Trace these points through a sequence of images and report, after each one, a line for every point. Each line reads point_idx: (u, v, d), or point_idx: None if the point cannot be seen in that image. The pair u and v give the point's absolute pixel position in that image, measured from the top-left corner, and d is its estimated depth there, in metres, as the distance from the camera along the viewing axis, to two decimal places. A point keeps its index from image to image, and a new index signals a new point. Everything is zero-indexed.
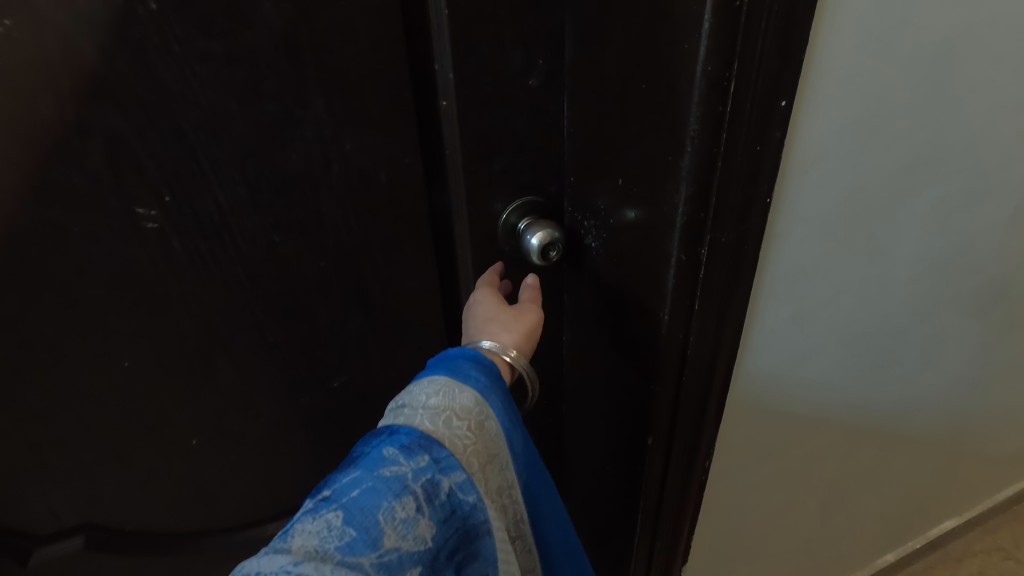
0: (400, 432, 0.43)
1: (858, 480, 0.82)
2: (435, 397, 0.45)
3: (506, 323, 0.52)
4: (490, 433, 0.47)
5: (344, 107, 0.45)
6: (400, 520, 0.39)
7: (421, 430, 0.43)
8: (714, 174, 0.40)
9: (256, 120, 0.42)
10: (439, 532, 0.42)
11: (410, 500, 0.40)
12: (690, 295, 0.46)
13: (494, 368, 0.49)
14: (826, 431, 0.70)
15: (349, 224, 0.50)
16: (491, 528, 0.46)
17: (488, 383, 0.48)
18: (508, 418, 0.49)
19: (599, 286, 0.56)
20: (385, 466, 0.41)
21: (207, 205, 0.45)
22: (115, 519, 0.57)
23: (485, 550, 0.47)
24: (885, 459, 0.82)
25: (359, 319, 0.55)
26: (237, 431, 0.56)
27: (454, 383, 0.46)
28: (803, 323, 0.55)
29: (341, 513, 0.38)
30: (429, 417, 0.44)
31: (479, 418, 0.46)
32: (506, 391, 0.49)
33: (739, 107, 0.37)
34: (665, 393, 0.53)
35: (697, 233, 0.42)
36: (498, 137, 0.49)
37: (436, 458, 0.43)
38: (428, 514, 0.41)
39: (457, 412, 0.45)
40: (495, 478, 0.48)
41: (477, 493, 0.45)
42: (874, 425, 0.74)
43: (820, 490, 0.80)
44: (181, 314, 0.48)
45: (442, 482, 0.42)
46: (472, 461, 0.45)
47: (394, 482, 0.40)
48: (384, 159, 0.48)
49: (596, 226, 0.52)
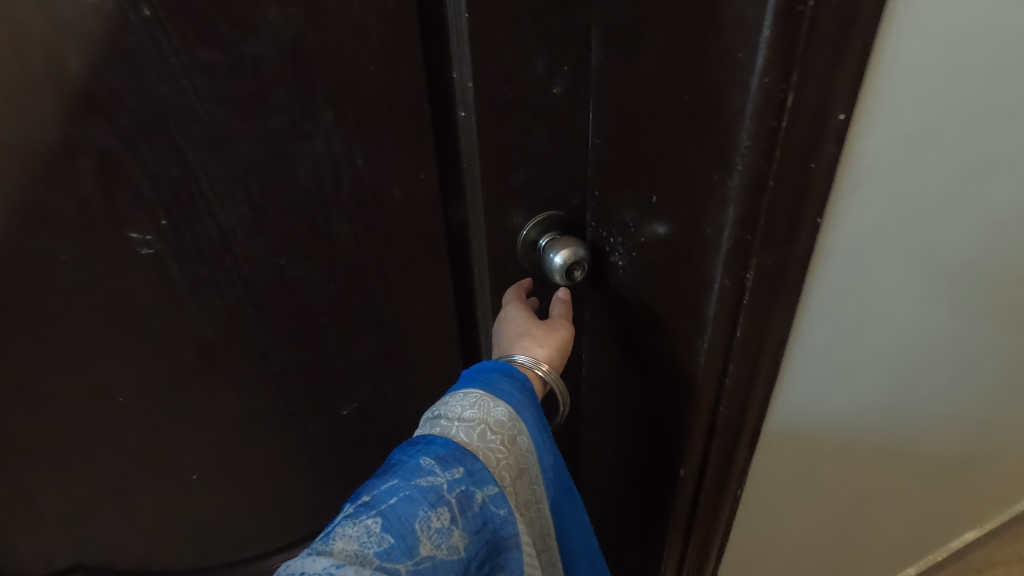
0: (436, 442, 0.42)
1: (888, 496, 0.79)
2: (470, 409, 0.44)
3: (536, 336, 0.49)
4: (523, 448, 0.45)
5: (355, 120, 0.41)
6: (434, 530, 0.38)
7: (456, 442, 0.42)
8: (764, 194, 0.36)
9: (260, 136, 0.39)
10: (472, 543, 0.41)
11: (445, 511, 0.39)
12: (731, 321, 0.43)
13: (527, 384, 0.47)
14: (860, 450, 0.67)
15: (360, 245, 0.46)
16: (518, 542, 0.44)
17: (522, 398, 0.46)
18: (541, 434, 0.47)
19: (625, 305, 0.52)
20: (421, 475, 0.40)
21: (207, 227, 0.41)
22: (113, 558, 0.53)
23: (511, 561, 0.44)
24: (917, 475, 0.79)
25: (370, 343, 0.52)
26: (241, 463, 0.53)
27: (488, 396, 0.45)
28: (845, 343, 0.52)
29: (379, 520, 0.37)
30: (464, 429, 0.43)
31: (513, 433, 0.44)
32: (538, 408, 0.47)
33: (795, 121, 0.34)
34: (699, 422, 0.50)
35: (743, 256, 0.39)
36: (519, 150, 0.45)
37: (470, 471, 0.41)
38: (461, 525, 0.40)
39: (491, 426, 0.43)
40: (525, 493, 0.46)
41: (508, 505, 0.43)
42: (908, 441, 0.71)
43: (850, 508, 0.76)
44: (180, 344, 0.45)
45: (474, 494, 0.41)
46: (504, 475, 0.43)
47: (429, 492, 0.39)
48: (398, 174, 0.45)
49: (623, 242, 0.49)
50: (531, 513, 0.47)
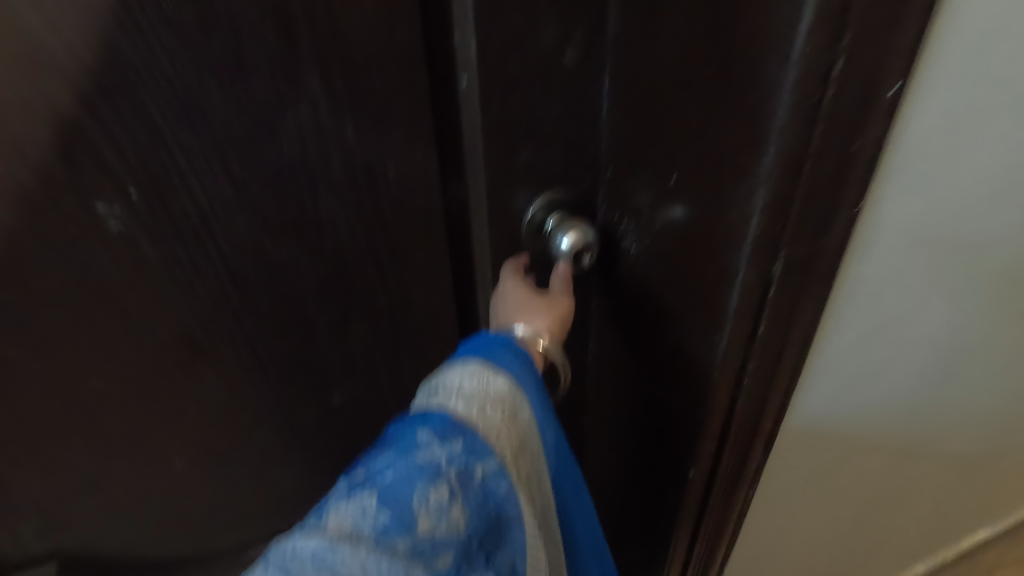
0: (435, 416, 0.39)
1: (902, 495, 0.76)
2: (469, 381, 0.42)
3: (538, 308, 0.46)
4: (524, 422, 0.42)
5: (345, 88, 0.37)
6: (433, 506, 0.36)
7: (455, 415, 0.40)
8: (799, 179, 0.32)
9: (240, 103, 0.35)
10: (473, 519, 0.38)
11: (444, 486, 0.37)
12: (753, 318, 0.39)
13: (527, 358, 0.45)
14: (878, 450, 0.64)
15: (351, 225, 0.43)
16: (520, 517, 0.41)
17: (523, 370, 0.44)
18: (542, 409, 0.45)
19: (636, 295, 0.49)
20: (418, 450, 0.37)
21: (184, 204, 0.38)
22: (94, 545, 0.51)
23: (513, 538, 0.41)
24: (934, 474, 0.75)
25: (362, 330, 0.49)
26: (227, 450, 0.51)
27: (487, 368, 0.42)
28: (872, 342, 0.48)
29: (374, 497, 0.35)
30: (462, 402, 0.40)
31: (513, 406, 0.42)
32: (539, 381, 0.45)
33: (839, 96, 0.30)
34: (712, 422, 0.46)
35: (772, 248, 0.35)
36: (526, 124, 0.41)
37: (469, 445, 0.39)
38: (461, 500, 0.37)
39: (491, 399, 0.41)
40: (527, 467, 0.43)
41: (509, 480, 0.40)
42: (928, 441, 0.68)
43: (862, 506, 0.74)
44: (158, 327, 0.42)
45: (474, 469, 0.38)
46: (504, 448, 0.40)
47: (427, 467, 0.37)
48: (393, 150, 0.41)
49: (636, 228, 0.45)
50: (531, 487, 0.43)
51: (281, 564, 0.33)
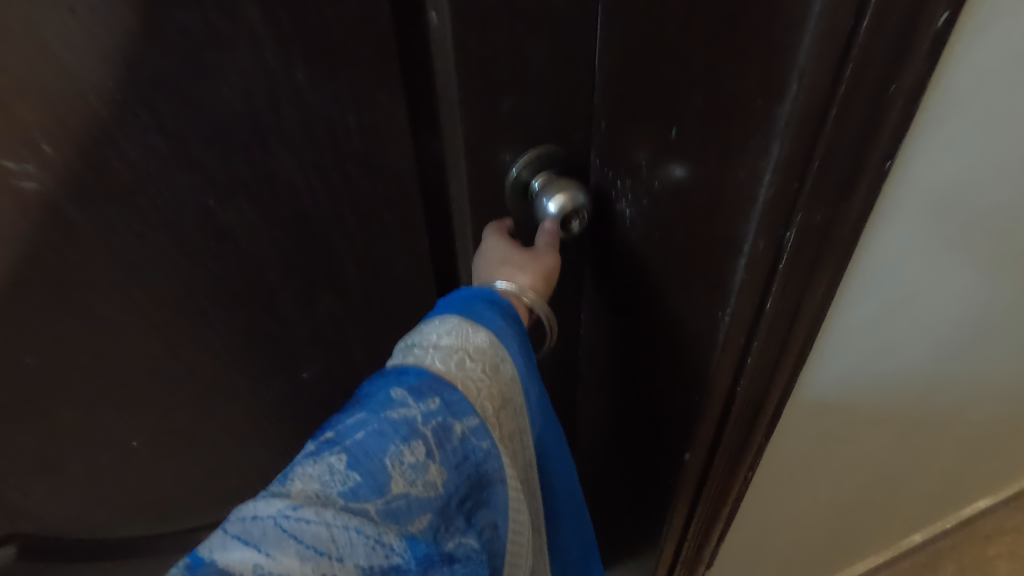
0: (410, 372, 0.36)
1: (908, 467, 0.73)
2: (448, 336, 0.38)
3: (520, 262, 0.42)
4: (507, 378, 0.39)
5: (291, 23, 0.32)
6: (408, 466, 0.33)
7: (433, 371, 0.36)
8: (822, 130, 0.27)
9: (163, 41, 0.30)
10: (452, 479, 0.35)
11: (420, 444, 0.33)
12: (760, 292, 0.34)
13: (510, 310, 0.42)
14: (885, 425, 0.60)
15: (310, 186, 0.38)
16: (502, 476, 0.38)
17: (505, 325, 0.40)
18: (526, 364, 0.41)
19: (631, 262, 0.44)
20: (392, 407, 0.34)
21: (108, 158, 0.33)
22: (55, 526, 0.49)
23: (496, 498, 0.38)
24: (943, 446, 0.72)
25: (330, 301, 0.45)
26: (189, 430, 0.47)
27: (466, 322, 0.39)
28: (891, 314, 0.44)
29: (344, 458, 0.32)
30: (440, 356, 0.37)
31: (494, 361, 0.39)
32: (524, 334, 0.42)
33: (881, 24, 0.24)
34: (713, 406, 0.42)
35: (785, 212, 0.30)
36: (506, 66, 0.36)
37: (447, 401, 0.35)
38: (439, 459, 0.34)
39: (471, 353, 0.38)
40: (509, 425, 0.39)
41: (491, 438, 0.37)
42: (940, 413, 0.64)
43: (865, 479, 0.71)
44: (96, 302, 0.38)
45: (453, 427, 0.35)
46: (485, 404, 0.37)
47: (402, 425, 0.33)
48: (352, 97, 0.35)
49: (632, 187, 0.40)
50: (514, 445, 0.40)
51: (235, 535, 0.28)
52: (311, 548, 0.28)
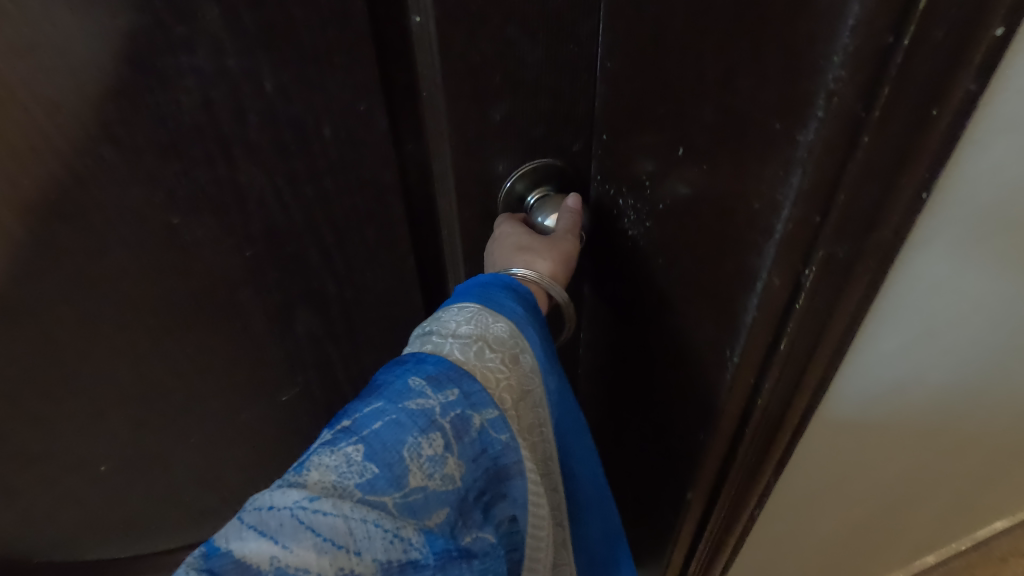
0: (427, 359, 0.31)
1: (935, 502, 0.68)
2: (466, 324, 0.33)
3: (538, 247, 0.38)
4: (527, 370, 0.34)
5: (254, 25, 0.28)
6: (427, 459, 0.28)
7: (451, 360, 0.31)
8: (851, 158, 0.23)
9: (112, 44, 0.27)
10: (469, 473, 0.30)
11: (437, 436, 0.29)
12: (774, 329, 0.30)
13: (530, 299, 0.37)
14: (918, 467, 0.54)
15: (282, 201, 0.35)
16: (521, 468, 0.32)
17: (526, 315, 0.35)
18: (547, 354, 0.36)
19: (634, 287, 0.40)
20: (409, 396, 0.29)
21: (55, 172, 0.30)
22: (23, 549, 0.47)
23: (514, 491, 0.32)
24: (976, 481, 0.66)
25: (310, 321, 0.42)
26: (162, 452, 0.45)
27: (485, 309, 0.34)
28: (930, 351, 0.39)
29: (361, 448, 0.27)
30: (457, 344, 0.32)
31: (514, 352, 0.33)
32: (545, 326, 0.37)
33: (925, 38, 0.20)
34: (717, 445, 0.38)
35: (805, 248, 0.26)
36: (497, 72, 0.33)
37: (465, 392, 0.31)
38: (457, 453, 0.29)
39: (491, 344, 0.32)
40: (529, 419, 0.34)
41: (510, 430, 0.32)
42: (982, 454, 0.57)
43: (888, 516, 0.66)
44: (52, 324, 0.35)
45: (472, 419, 0.30)
46: (503, 396, 0.32)
47: (419, 416, 0.29)
48: (326, 104, 0.32)
49: (635, 206, 0.37)
50: (534, 439, 0.35)
51: (251, 525, 0.25)
52: (329, 542, 0.24)
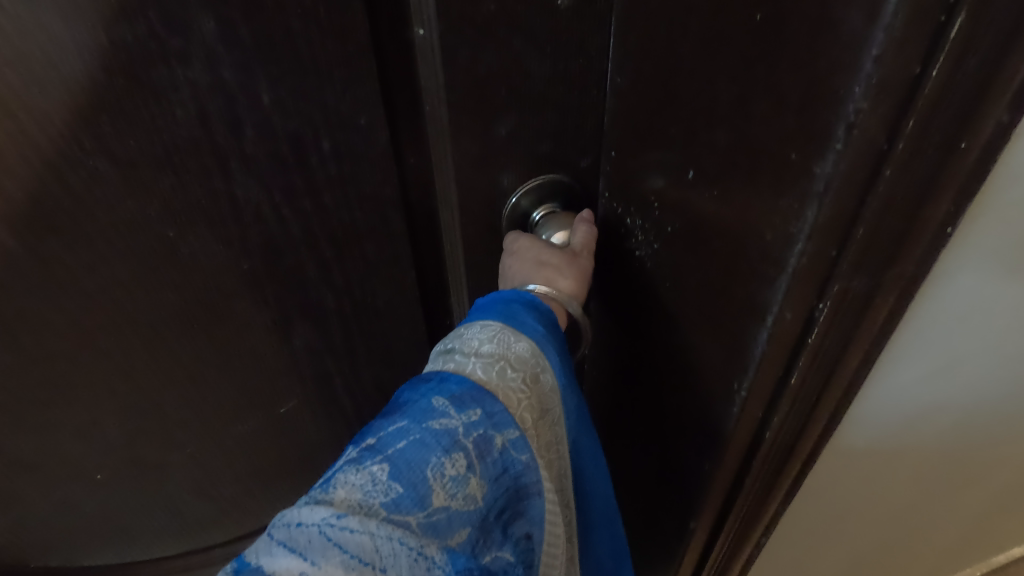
0: (450, 379, 0.29)
1: (954, 532, 0.65)
2: (489, 343, 0.31)
3: (557, 263, 0.37)
4: (547, 389, 0.33)
5: (251, 37, 0.27)
6: (450, 479, 0.26)
7: (473, 380, 0.30)
8: (871, 191, 0.22)
9: (104, 57, 0.26)
10: (490, 493, 0.28)
11: (460, 456, 0.27)
12: (785, 363, 0.29)
13: (550, 317, 0.35)
14: (938, 499, 0.52)
15: (280, 214, 0.34)
16: (541, 487, 0.31)
17: (546, 334, 0.34)
18: (567, 374, 0.35)
19: (641, 308, 0.39)
20: (432, 415, 0.27)
21: (46, 184, 0.29)
22: (18, 553, 0.47)
23: (532, 510, 0.31)
24: (999, 512, 0.64)
25: (308, 333, 0.41)
26: (157, 461, 0.44)
27: (507, 328, 0.32)
28: (957, 384, 0.36)
29: (386, 467, 0.25)
30: (480, 363, 0.30)
31: (535, 371, 0.32)
32: (563, 345, 0.35)
33: (954, 70, 0.19)
34: (723, 476, 0.36)
35: (819, 283, 0.25)
36: (502, 86, 0.32)
37: (488, 412, 0.29)
38: (479, 472, 0.28)
39: (513, 363, 0.31)
40: (548, 436, 0.32)
41: (530, 450, 0.30)
42: (1006, 485, 0.55)
43: (905, 546, 0.63)
44: (46, 333, 0.35)
45: (494, 440, 0.29)
46: (525, 415, 0.31)
47: (443, 436, 0.27)
48: (325, 117, 0.31)
49: (643, 226, 0.36)
50: (552, 457, 0.33)
51: (280, 540, 0.23)
52: (356, 559, 0.23)
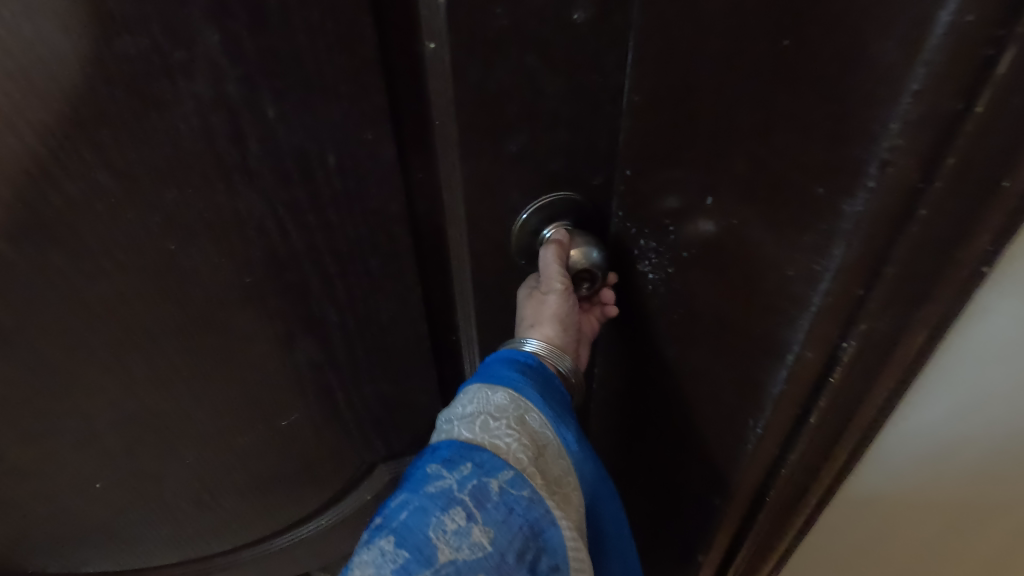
0: (440, 446, 0.30)
1: None
2: (468, 404, 0.32)
3: (530, 315, 0.38)
4: (538, 428, 0.32)
5: (256, 50, 0.27)
6: (452, 533, 0.26)
7: (460, 440, 0.30)
8: (903, 232, 0.20)
9: (107, 69, 0.26)
10: (501, 537, 0.27)
11: (458, 510, 0.27)
12: (803, 401, 0.27)
13: (524, 364, 0.36)
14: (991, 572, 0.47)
15: (283, 228, 0.34)
16: (553, 518, 0.29)
17: (526, 380, 0.34)
18: (559, 410, 0.34)
19: (653, 335, 0.38)
20: (427, 480, 0.28)
21: (47, 198, 0.29)
22: (17, 559, 0.47)
23: (553, 541, 0.28)
24: None
25: (310, 347, 0.41)
26: (158, 471, 0.44)
27: (484, 386, 0.33)
28: (997, 431, 0.34)
29: (392, 537, 0.26)
30: (463, 425, 0.31)
31: (518, 415, 0.31)
32: (554, 387, 0.36)
33: (1003, 106, 0.17)
34: (733, 510, 0.35)
35: (843, 322, 0.23)
36: (514, 103, 0.31)
37: (478, 462, 0.29)
38: (482, 520, 0.27)
39: (493, 413, 0.31)
40: (553, 469, 0.31)
41: (531, 485, 0.29)
42: None
43: None
44: (46, 343, 0.34)
45: (489, 485, 0.28)
46: (519, 456, 0.30)
47: (439, 496, 0.27)
48: (331, 132, 0.30)
49: (657, 249, 0.34)
50: (564, 491, 0.31)
51: None
52: None
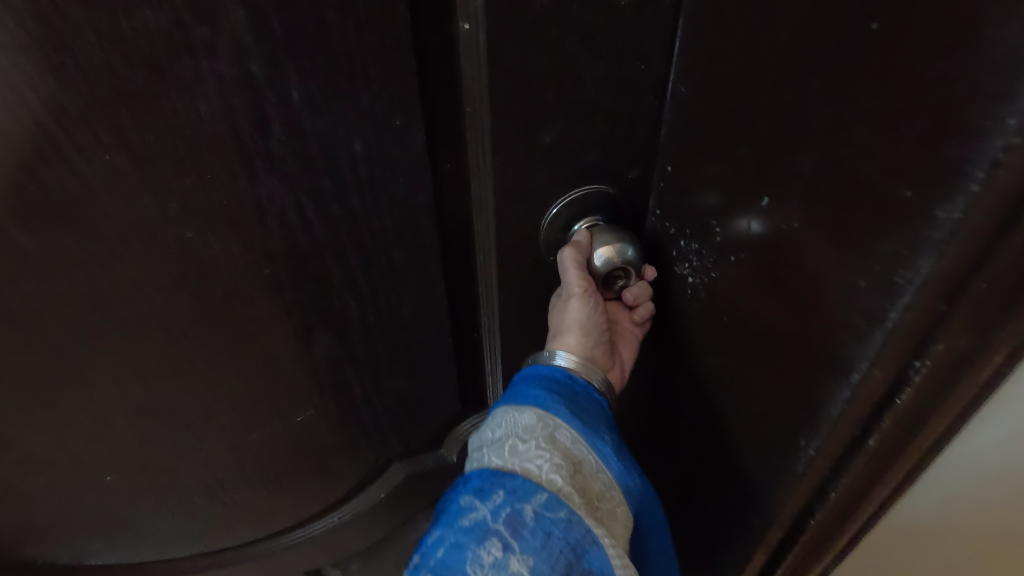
0: (472, 476, 0.29)
1: None
2: (496, 430, 0.31)
3: (554, 324, 0.37)
4: (570, 444, 0.30)
5: (280, 28, 0.25)
6: (490, 568, 0.25)
7: (491, 468, 0.29)
8: (1004, 240, 0.18)
9: (124, 47, 0.24)
10: (541, 564, 0.26)
11: (494, 542, 0.26)
12: (865, 421, 0.25)
13: (552, 381, 0.34)
14: None
15: (305, 217, 0.32)
16: (595, 536, 0.27)
17: (554, 395, 0.33)
18: (591, 422, 0.32)
19: (691, 340, 0.36)
20: (461, 514, 0.27)
21: (62, 183, 0.27)
22: (32, 550, 0.46)
23: (598, 562, 0.27)
24: None
25: (329, 341, 0.39)
26: (172, 464, 0.43)
27: (511, 407, 0.32)
28: None
29: None
30: (492, 452, 0.30)
31: (548, 432, 0.30)
32: (586, 398, 0.34)
33: None
34: (773, 527, 0.33)
35: (916, 340, 0.22)
36: (551, 89, 0.29)
37: (510, 488, 0.28)
38: (519, 549, 0.26)
39: (521, 435, 0.30)
40: (590, 485, 0.29)
41: (568, 505, 0.28)
42: None
43: None
44: (61, 333, 0.33)
45: (524, 511, 0.27)
46: (552, 476, 0.28)
47: (474, 530, 0.26)
48: (358, 117, 0.29)
49: (699, 252, 0.32)
50: (603, 507, 0.29)
51: None
52: None
